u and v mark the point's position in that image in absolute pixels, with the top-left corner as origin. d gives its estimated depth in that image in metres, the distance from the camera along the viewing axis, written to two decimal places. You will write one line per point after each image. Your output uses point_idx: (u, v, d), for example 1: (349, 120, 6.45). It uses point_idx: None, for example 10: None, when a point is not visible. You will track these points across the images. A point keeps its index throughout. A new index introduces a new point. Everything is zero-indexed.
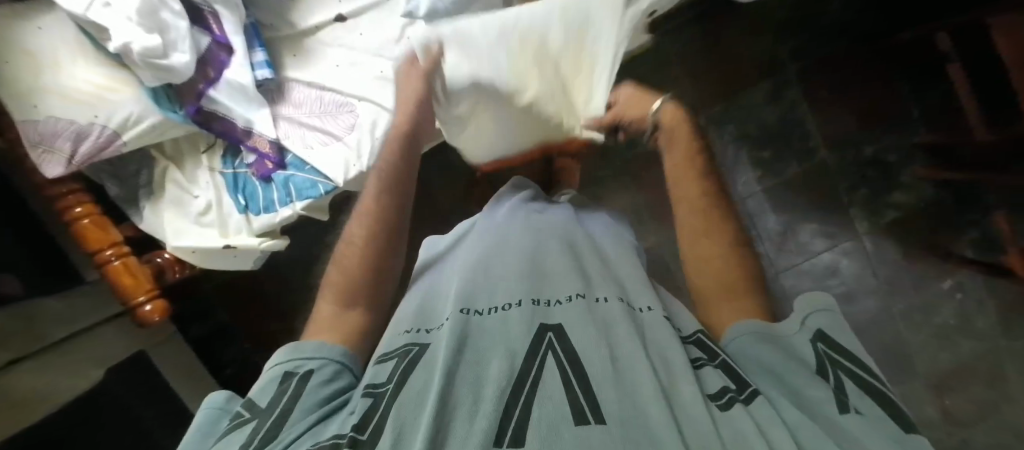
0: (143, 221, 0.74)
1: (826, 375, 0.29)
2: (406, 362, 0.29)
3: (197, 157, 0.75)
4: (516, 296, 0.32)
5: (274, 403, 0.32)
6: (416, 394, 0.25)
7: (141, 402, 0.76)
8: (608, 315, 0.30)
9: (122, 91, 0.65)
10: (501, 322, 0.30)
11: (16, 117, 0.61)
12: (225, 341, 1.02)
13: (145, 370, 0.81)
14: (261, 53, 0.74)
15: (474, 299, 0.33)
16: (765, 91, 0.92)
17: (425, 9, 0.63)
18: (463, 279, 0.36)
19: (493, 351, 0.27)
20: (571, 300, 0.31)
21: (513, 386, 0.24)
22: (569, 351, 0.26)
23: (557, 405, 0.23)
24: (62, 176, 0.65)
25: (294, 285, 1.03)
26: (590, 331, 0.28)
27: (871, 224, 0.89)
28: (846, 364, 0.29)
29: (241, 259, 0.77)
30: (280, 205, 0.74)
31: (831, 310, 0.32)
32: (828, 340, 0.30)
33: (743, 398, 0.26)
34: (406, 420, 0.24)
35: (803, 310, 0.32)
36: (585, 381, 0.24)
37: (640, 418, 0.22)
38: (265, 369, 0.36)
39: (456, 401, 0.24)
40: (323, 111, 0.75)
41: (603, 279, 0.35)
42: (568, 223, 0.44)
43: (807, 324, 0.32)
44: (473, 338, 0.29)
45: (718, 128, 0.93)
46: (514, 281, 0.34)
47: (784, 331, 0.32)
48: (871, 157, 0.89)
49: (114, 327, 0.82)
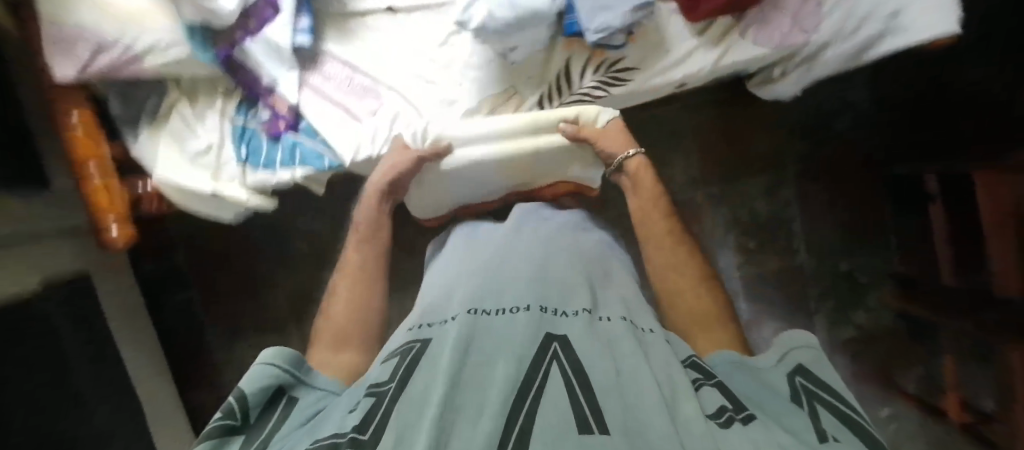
0: (137, 145, 0.72)
1: (802, 404, 0.30)
2: (411, 358, 0.30)
3: (213, 97, 0.74)
4: (523, 302, 0.35)
5: (263, 419, 0.34)
6: (417, 391, 0.26)
7: (68, 323, 0.72)
8: (611, 332, 0.32)
9: (158, 19, 0.64)
10: (507, 321, 0.32)
11: (43, 15, 0.61)
12: (177, 286, 0.99)
13: (84, 295, 0.78)
14: (306, 19, 0.74)
15: (483, 303, 0.35)
16: (761, 185, 0.98)
17: (477, 23, 0.63)
18: (473, 287, 0.38)
19: (498, 354, 0.28)
20: (576, 314, 0.34)
21: (517, 391, 0.24)
22: (574, 361, 0.27)
23: (562, 411, 0.23)
24: (72, 82, 0.64)
25: (261, 250, 0.99)
26: (592, 347, 0.29)
27: (830, 335, 0.91)
28: (822, 396, 0.31)
29: (223, 208, 0.76)
30: (281, 166, 0.74)
31: (810, 347, 0.35)
32: (805, 372, 0.33)
33: (742, 417, 0.26)
34: (409, 421, 0.24)
35: (783, 348, 0.35)
36: (589, 389, 0.24)
37: (644, 429, 0.22)
38: (252, 364, 0.36)
39: (460, 402, 0.24)
40: (349, 90, 0.76)
41: (607, 303, 0.38)
42: (573, 248, 0.48)
43: (787, 359, 0.34)
44: (480, 338, 0.30)
45: (713, 208, 0.97)
46: (521, 292, 0.37)
47: (764, 364, 0.35)
48: (846, 272, 0.94)
49: (73, 242, 0.80)
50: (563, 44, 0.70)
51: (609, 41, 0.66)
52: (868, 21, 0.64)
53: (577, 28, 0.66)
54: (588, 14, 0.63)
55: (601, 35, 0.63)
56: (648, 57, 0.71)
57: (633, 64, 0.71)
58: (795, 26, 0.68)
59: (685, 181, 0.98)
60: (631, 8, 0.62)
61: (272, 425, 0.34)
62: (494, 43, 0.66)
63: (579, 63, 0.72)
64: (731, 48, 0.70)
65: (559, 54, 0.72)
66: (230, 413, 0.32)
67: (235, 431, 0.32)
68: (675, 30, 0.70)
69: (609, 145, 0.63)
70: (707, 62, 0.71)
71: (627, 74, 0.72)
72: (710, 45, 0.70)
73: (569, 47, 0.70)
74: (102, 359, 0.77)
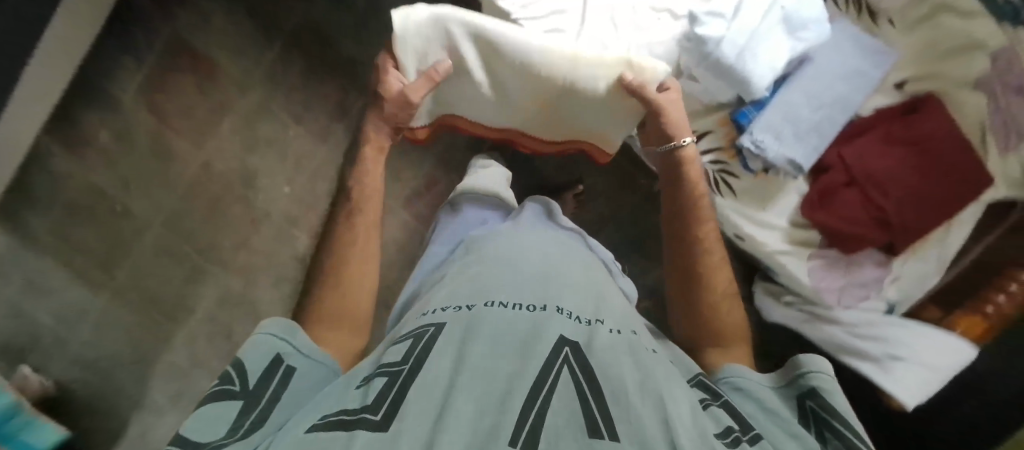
0: None
1: (814, 430, 0.32)
2: (424, 343, 0.32)
3: None
4: (540, 301, 0.37)
5: (259, 387, 0.33)
6: (431, 378, 0.28)
7: None
8: (624, 342, 0.34)
9: None
10: (524, 317, 0.35)
11: None
12: None
13: None
14: None
15: (500, 297, 0.38)
16: None
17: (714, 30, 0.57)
18: (495, 281, 0.41)
19: (511, 349, 0.31)
20: (590, 322, 0.36)
21: (530, 390, 0.27)
22: (584, 367, 0.29)
23: (571, 417, 0.25)
24: None
25: None
26: (600, 353, 0.31)
27: None
28: (828, 417, 0.32)
29: None
30: None
31: (824, 373, 0.34)
32: (817, 396, 0.33)
33: (748, 440, 0.28)
34: (422, 403, 0.26)
35: (799, 368, 0.36)
36: (599, 398, 0.27)
37: (645, 430, 0.25)
38: (251, 335, 0.36)
39: (480, 394, 0.26)
40: None
41: (611, 311, 0.39)
42: (598, 266, 0.50)
43: (800, 382, 0.35)
44: (496, 328, 0.33)
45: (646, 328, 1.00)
46: (534, 290, 0.39)
47: (776, 386, 0.37)
48: None
49: None
50: (720, 117, 0.69)
51: (749, 157, 0.67)
52: (876, 341, 0.70)
53: (745, 123, 0.65)
54: (765, 125, 0.63)
55: (752, 147, 0.64)
56: (750, 195, 0.71)
57: (735, 187, 0.71)
58: (840, 294, 0.72)
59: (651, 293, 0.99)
60: (788, 158, 0.64)
61: (264, 399, 0.32)
62: (691, 57, 0.62)
63: (713, 141, 0.71)
64: (792, 258, 0.72)
65: (708, 120, 0.70)
66: (225, 381, 0.33)
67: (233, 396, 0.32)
68: (783, 203, 0.71)
69: (671, 127, 0.56)
70: (773, 245, 0.71)
71: (723, 189, 0.71)
72: (786, 237, 0.72)
73: (720, 124, 0.70)
74: None
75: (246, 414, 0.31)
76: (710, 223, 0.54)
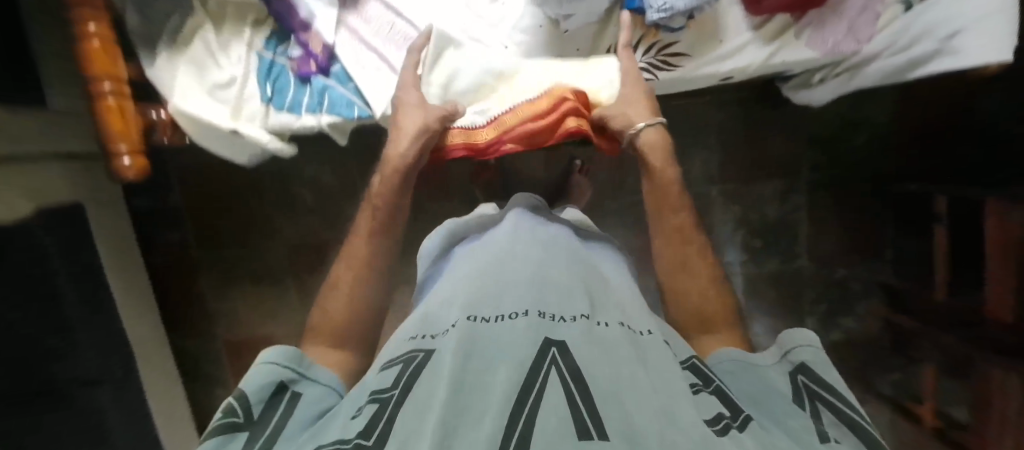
0: (159, 81, 0.64)
1: (805, 404, 0.35)
2: (413, 369, 0.32)
3: (240, 28, 0.67)
4: (522, 307, 0.36)
5: (265, 416, 0.35)
6: (417, 400, 0.28)
7: (59, 251, 0.63)
8: (608, 335, 0.34)
9: None
10: (509, 328, 0.34)
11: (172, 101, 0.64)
12: (168, 224, 0.94)
13: (79, 226, 0.68)
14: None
15: (482, 308, 0.37)
16: (773, 189, 0.92)
17: None
18: (476, 292, 0.39)
19: (498, 361, 0.30)
20: (576, 319, 0.35)
21: (516, 401, 0.26)
22: (571, 368, 0.29)
23: (561, 420, 0.25)
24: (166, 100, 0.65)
25: (268, 197, 0.94)
26: (587, 354, 0.31)
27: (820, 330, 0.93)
28: (815, 390, 0.36)
29: (237, 147, 0.70)
30: (307, 110, 0.69)
31: (811, 346, 0.39)
32: (807, 369, 0.38)
33: (737, 424, 0.30)
34: (410, 431, 0.26)
35: (788, 347, 0.40)
36: (587, 400, 0.26)
37: (638, 430, 0.25)
38: (256, 362, 0.38)
39: (465, 408, 0.26)
40: (389, 38, 0.70)
41: (603, 305, 0.39)
42: (574, 243, 0.50)
43: (790, 358, 0.39)
44: (481, 341, 0.32)
45: (724, 206, 0.93)
46: (524, 294, 0.38)
47: (767, 362, 0.40)
48: (839, 280, 0.93)
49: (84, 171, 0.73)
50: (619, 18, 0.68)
51: (667, 21, 0.64)
52: (923, 37, 0.60)
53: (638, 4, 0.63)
54: None
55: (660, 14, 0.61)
56: (697, 45, 0.69)
57: (683, 50, 0.69)
58: (848, 35, 0.65)
59: (704, 177, 0.92)
60: None
61: (272, 424, 0.35)
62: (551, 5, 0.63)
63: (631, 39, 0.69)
64: (785, 45, 0.68)
65: (613, 28, 0.69)
66: (228, 415, 0.34)
67: (237, 427, 0.34)
68: (731, 22, 0.68)
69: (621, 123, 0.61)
70: (758, 58, 0.68)
71: (679, 60, 0.70)
72: (763, 42, 0.68)
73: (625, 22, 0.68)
74: (113, 307, 0.72)
75: (252, 445, 0.33)
76: (682, 213, 0.55)
